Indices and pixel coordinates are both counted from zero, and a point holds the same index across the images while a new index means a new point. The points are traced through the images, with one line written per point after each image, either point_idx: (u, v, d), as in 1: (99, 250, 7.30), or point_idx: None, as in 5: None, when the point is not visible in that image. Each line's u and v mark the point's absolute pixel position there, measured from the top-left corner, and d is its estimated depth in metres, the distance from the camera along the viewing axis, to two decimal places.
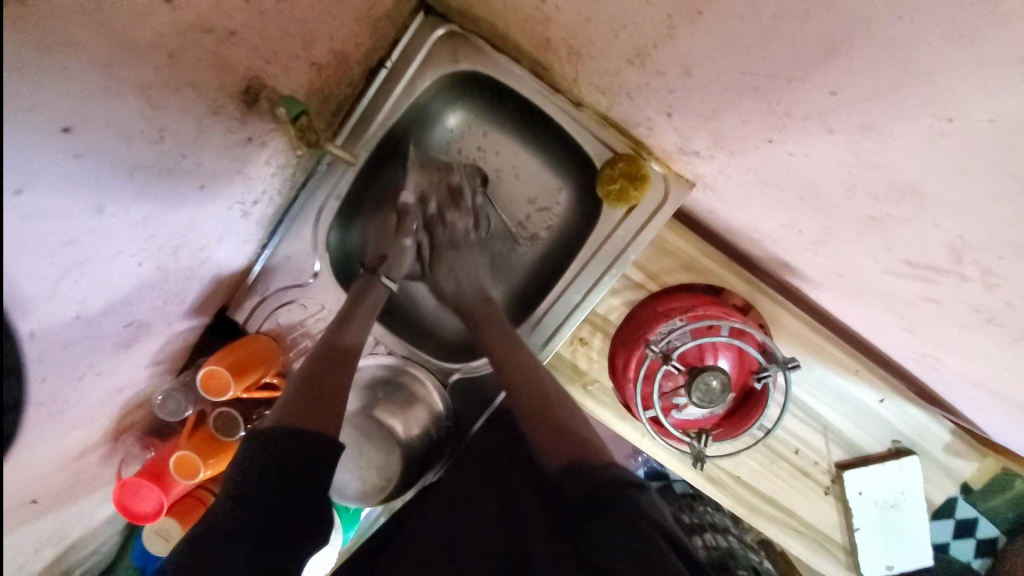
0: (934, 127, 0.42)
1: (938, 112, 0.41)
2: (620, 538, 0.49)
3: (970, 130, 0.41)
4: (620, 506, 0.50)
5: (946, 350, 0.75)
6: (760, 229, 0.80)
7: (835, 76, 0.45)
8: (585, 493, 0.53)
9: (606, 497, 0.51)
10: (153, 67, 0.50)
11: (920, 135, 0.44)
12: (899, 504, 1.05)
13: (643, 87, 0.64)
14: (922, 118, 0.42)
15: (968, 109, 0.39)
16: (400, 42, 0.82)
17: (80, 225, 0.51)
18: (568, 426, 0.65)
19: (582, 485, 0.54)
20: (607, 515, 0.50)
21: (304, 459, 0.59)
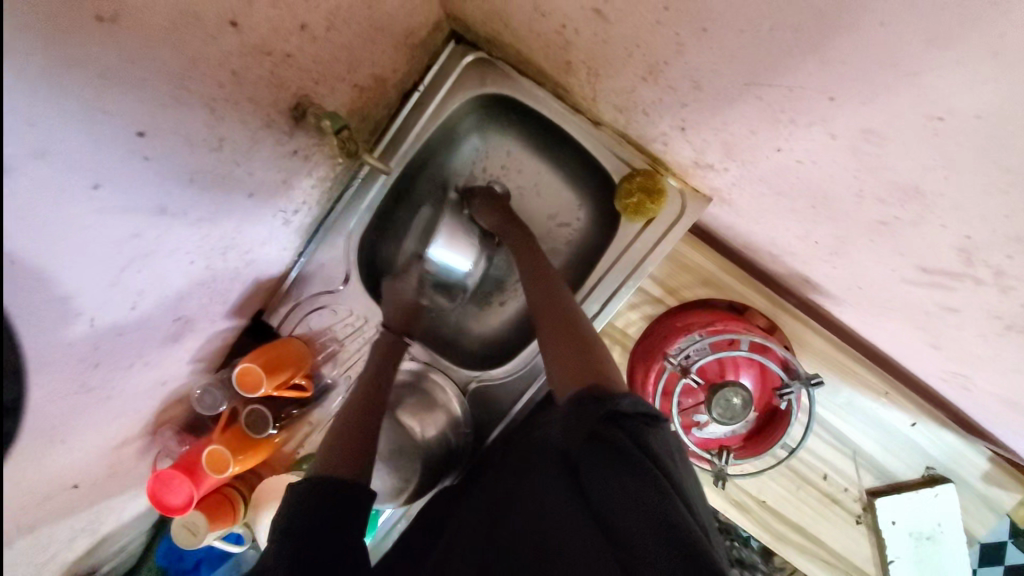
0: (927, 125, 0.44)
1: (930, 111, 0.42)
2: (620, 472, 0.54)
3: (964, 127, 0.42)
4: (619, 439, 0.56)
5: (975, 366, 0.73)
6: (777, 242, 0.81)
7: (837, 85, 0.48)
8: (590, 434, 0.58)
9: (607, 435, 0.57)
10: (218, 83, 0.57)
11: (914, 132, 0.45)
12: (935, 535, 0.99)
13: (657, 103, 0.68)
14: (918, 120, 0.44)
15: (956, 107, 0.41)
16: (433, 69, 0.89)
17: (145, 221, 0.57)
18: (584, 348, 0.71)
19: (586, 419, 0.59)
20: (608, 453, 0.56)
21: (337, 501, 0.62)
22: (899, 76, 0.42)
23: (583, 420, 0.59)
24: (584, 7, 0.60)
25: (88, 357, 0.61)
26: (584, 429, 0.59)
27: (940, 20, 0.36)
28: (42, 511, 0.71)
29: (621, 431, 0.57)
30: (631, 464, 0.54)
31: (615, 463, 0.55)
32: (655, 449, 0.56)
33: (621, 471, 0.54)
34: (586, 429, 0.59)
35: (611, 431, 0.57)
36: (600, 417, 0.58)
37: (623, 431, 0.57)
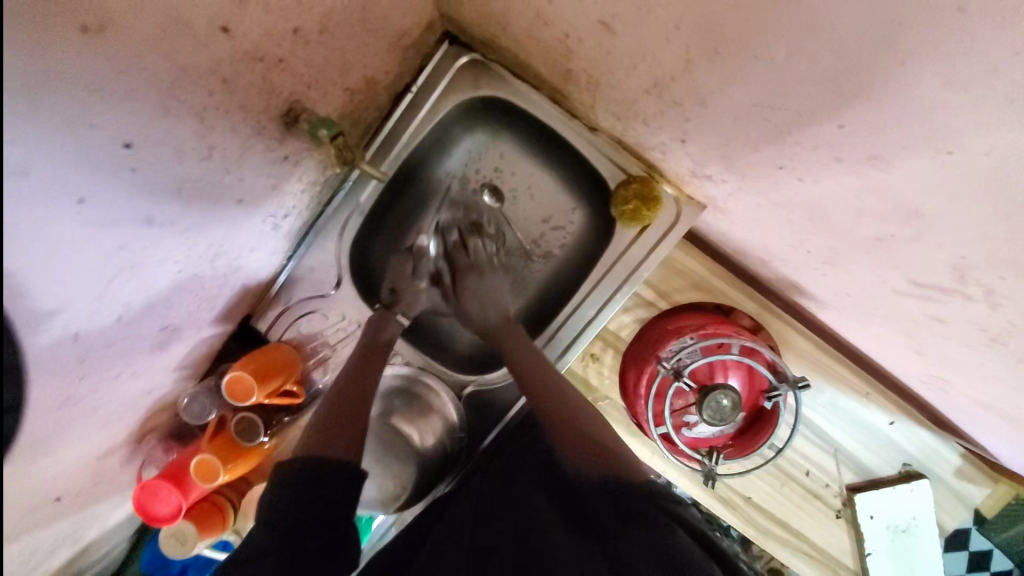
0: (935, 157, 0.45)
1: (940, 144, 0.43)
2: (650, 538, 0.54)
3: (969, 162, 0.43)
4: (651, 511, 0.57)
5: (956, 372, 0.76)
6: (770, 250, 0.83)
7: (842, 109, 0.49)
8: (617, 502, 0.59)
9: (636, 504, 0.58)
10: (209, 90, 0.54)
11: (927, 168, 0.46)
12: (910, 528, 1.04)
13: (659, 115, 0.67)
14: (925, 149, 0.45)
15: (963, 142, 0.42)
16: (426, 69, 0.87)
17: (130, 233, 0.55)
18: (592, 429, 0.71)
19: (620, 493, 0.60)
20: (637, 521, 0.56)
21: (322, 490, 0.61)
22: (911, 112, 0.43)
23: (611, 492, 0.60)
24: (589, 18, 0.59)
25: (72, 372, 0.59)
26: (610, 503, 0.60)
27: (952, 55, 0.37)
28: (25, 529, 0.68)
29: (649, 500, 0.58)
30: (659, 528, 0.55)
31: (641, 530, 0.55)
32: (681, 514, 0.58)
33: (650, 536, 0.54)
34: (615, 502, 0.59)
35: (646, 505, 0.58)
36: (629, 490, 0.60)
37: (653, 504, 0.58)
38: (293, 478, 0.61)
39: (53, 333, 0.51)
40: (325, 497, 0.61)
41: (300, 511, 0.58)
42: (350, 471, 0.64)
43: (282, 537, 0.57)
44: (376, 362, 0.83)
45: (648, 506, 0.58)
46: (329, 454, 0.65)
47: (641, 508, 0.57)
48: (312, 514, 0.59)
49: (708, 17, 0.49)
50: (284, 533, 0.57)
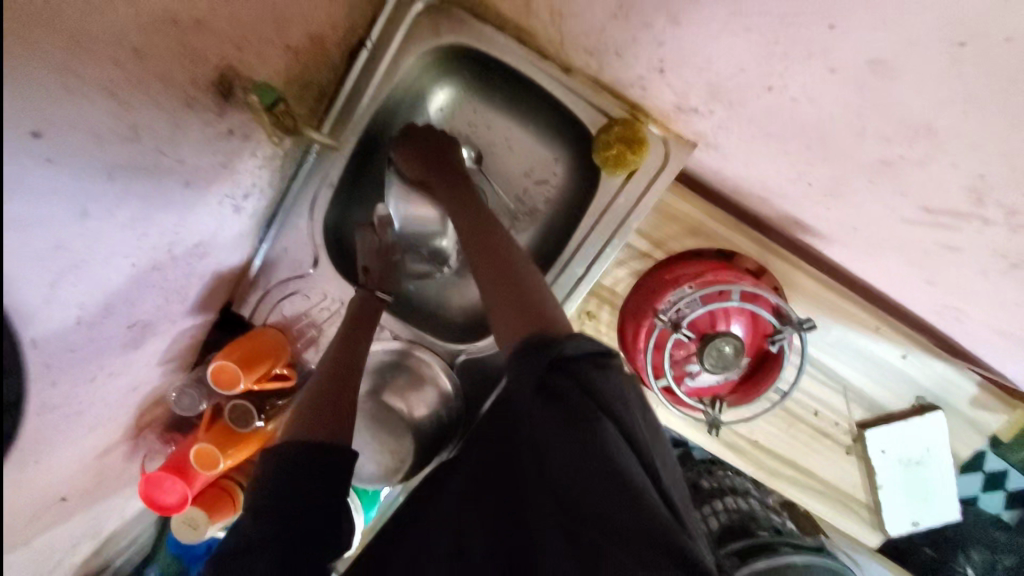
0: (944, 52, 0.42)
1: (951, 35, 0.41)
2: (586, 446, 0.45)
3: (982, 55, 0.41)
4: (581, 419, 0.46)
5: (972, 301, 0.71)
6: (768, 187, 0.76)
7: None
8: (545, 405, 0.47)
9: (568, 403, 0.47)
10: (117, 62, 0.48)
11: (931, 66, 0.44)
12: (924, 460, 1.02)
13: (633, 43, 0.60)
14: (932, 41, 0.42)
15: (980, 31, 0.40)
16: (379, 19, 0.79)
17: (64, 232, 0.51)
18: (532, 300, 0.59)
19: (527, 374, 0.49)
20: (571, 426, 0.46)
21: (314, 466, 0.58)
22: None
23: (540, 398, 0.48)
24: None
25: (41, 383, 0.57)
26: (526, 385, 0.49)
27: None
28: (30, 532, 0.69)
29: (570, 378, 0.48)
30: (584, 429, 0.45)
31: (575, 434, 0.45)
32: (617, 410, 0.47)
33: (581, 443, 0.45)
34: (526, 381, 0.49)
35: (558, 382, 0.48)
36: (554, 386, 0.48)
37: (571, 383, 0.48)
38: (282, 461, 0.58)
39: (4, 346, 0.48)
40: (312, 475, 0.58)
41: (287, 492, 0.56)
42: (347, 452, 0.62)
43: (271, 519, 0.54)
44: (364, 341, 0.80)
45: (568, 392, 0.48)
46: (321, 438, 0.62)
47: (556, 396, 0.47)
48: (314, 499, 0.56)
49: None
50: (273, 514, 0.54)
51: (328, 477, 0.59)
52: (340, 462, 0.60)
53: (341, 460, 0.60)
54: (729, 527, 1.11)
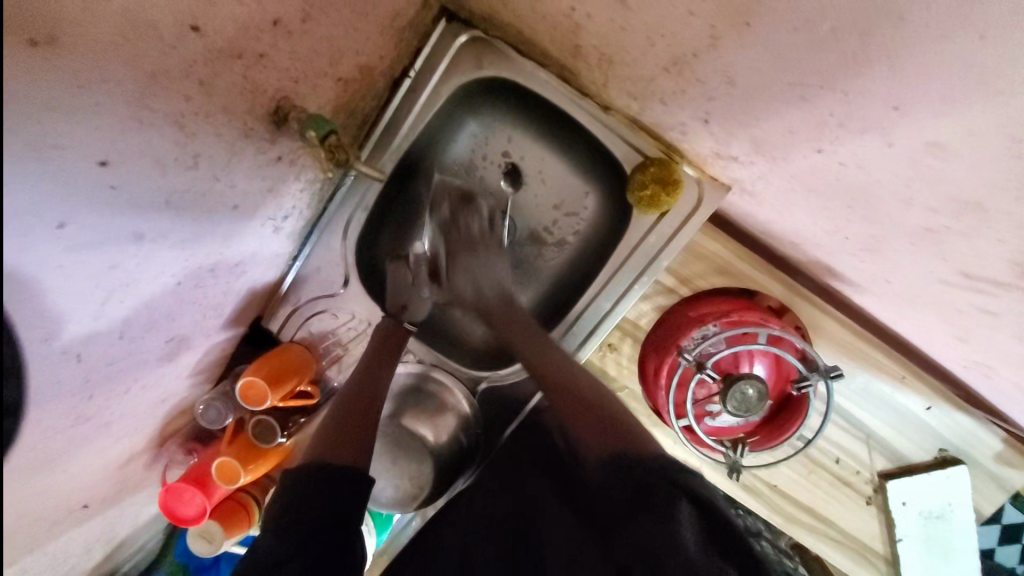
0: (1012, 148, 0.40)
1: (1019, 133, 0.39)
2: (655, 521, 0.53)
3: None
4: (660, 490, 0.55)
5: (1006, 363, 0.70)
6: (802, 235, 0.76)
7: (895, 89, 0.43)
8: (631, 486, 0.58)
9: (649, 487, 0.56)
10: (185, 95, 0.50)
11: (993, 153, 0.42)
12: (945, 514, 1.00)
13: (680, 94, 0.61)
14: (997, 134, 0.40)
15: None
16: (424, 51, 0.81)
17: (120, 253, 0.53)
18: (585, 399, 0.72)
19: (628, 477, 0.58)
20: (644, 508, 0.55)
21: (340, 489, 0.60)
22: (970, 84, 0.38)
23: (625, 479, 0.59)
24: None
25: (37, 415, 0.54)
26: (623, 494, 0.58)
27: None
28: (48, 538, 0.70)
29: (659, 479, 0.56)
30: (665, 513, 0.53)
31: (645, 516, 0.54)
32: (695, 486, 0.55)
33: (652, 523, 0.53)
34: (626, 482, 0.58)
35: (652, 478, 0.56)
36: (643, 472, 0.57)
37: (662, 476, 0.56)
38: (306, 478, 0.60)
39: (37, 366, 0.49)
40: (329, 496, 0.59)
41: (304, 510, 0.56)
42: (365, 478, 0.63)
43: (288, 539, 0.54)
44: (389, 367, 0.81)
45: (660, 487, 0.56)
46: (338, 463, 0.62)
47: (652, 489, 0.56)
48: (314, 513, 0.56)
49: None
50: (292, 534, 0.54)
51: (344, 500, 0.59)
52: (356, 488, 0.61)
53: (356, 484, 0.61)
54: None
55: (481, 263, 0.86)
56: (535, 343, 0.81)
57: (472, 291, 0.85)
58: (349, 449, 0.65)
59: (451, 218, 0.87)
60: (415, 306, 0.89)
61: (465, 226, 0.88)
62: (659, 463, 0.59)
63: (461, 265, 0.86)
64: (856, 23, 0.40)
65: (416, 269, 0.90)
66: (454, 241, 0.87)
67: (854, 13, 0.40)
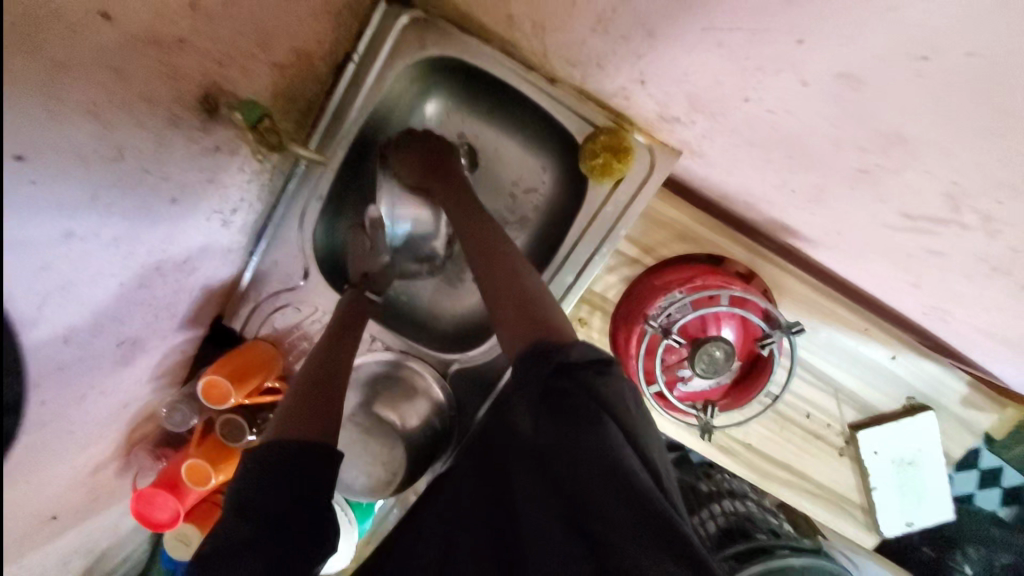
0: (909, 67, 0.43)
1: (913, 51, 0.41)
2: (582, 437, 0.50)
3: (946, 65, 0.41)
4: (579, 405, 0.51)
5: (958, 303, 0.72)
6: (753, 193, 0.77)
7: (798, 18, 0.44)
8: (549, 397, 0.53)
9: (562, 393, 0.53)
10: (101, 84, 0.48)
11: (894, 77, 0.44)
12: (916, 460, 1.03)
13: (613, 54, 0.61)
14: (896, 57, 0.42)
15: (940, 44, 0.40)
16: (366, 34, 0.79)
17: (51, 253, 0.51)
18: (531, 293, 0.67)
19: (537, 378, 0.55)
20: (568, 414, 0.51)
21: (303, 462, 0.58)
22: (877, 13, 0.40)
23: (537, 383, 0.54)
24: None
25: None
26: (538, 388, 0.54)
27: None
28: (18, 553, 0.69)
29: (581, 392, 0.52)
30: (591, 429, 0.50)
31: (571, 421, 0.51)
32: (616, 402, 0.52)
33: (580, 425, 0.50)
34: (537, 386, 0.55)
35: (566, 386, 0.53)
36: (552, 371, 0.54)
37: (579, 386, 0.52)
38: (272, 458, 0.57)
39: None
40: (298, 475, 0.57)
41: (270, 496, 0.54)
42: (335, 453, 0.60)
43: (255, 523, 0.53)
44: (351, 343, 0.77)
45: (582, 402, 0.52)
46: (301, 437, 0.60)
47: (572, 405, 0.52)
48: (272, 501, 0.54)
49: None
50: (258, 519, 0.53)
51: (314, 474, 0.57)
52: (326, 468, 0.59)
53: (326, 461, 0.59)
54: (727, 530, 1.10)
55: (450, 252, 0.79)
56: (489, 254, 0.71)
57: (436, 278, 0.80)
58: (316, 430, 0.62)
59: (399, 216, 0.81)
60: (377, 272, 0.87)
61: (414, 203, 0.81)
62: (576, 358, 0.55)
63: (426, 254, 0.80)
64: None
65: (375, 237, 0.84)
66: (417, 222, 0.80)
67: None
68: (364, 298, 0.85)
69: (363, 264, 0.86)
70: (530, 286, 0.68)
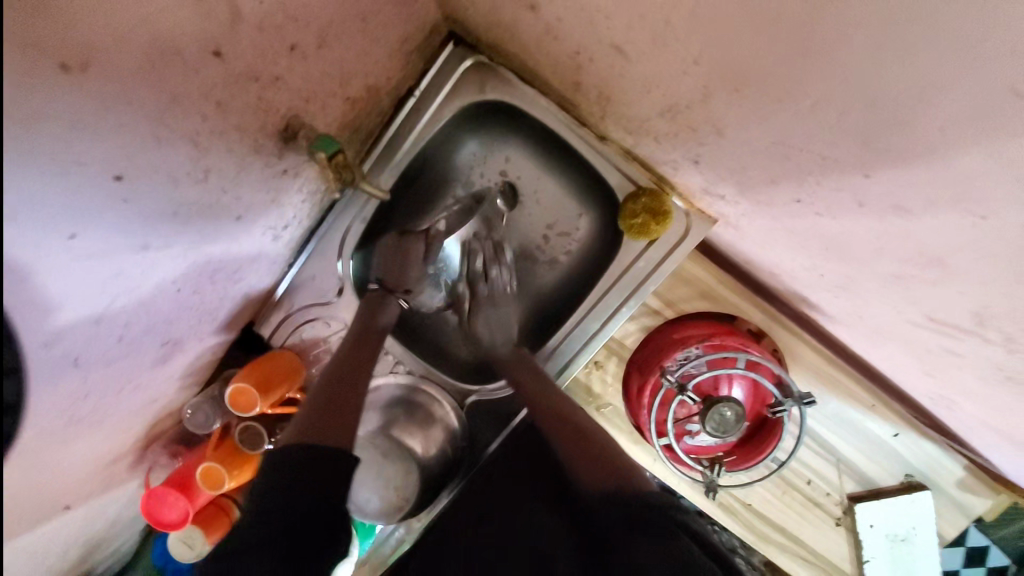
0: (965, 221, 0.45)
1: (971, 209, 0.44)
2: (661, 546, 0.51)
3: (1003, 227, 0.43)
4: (661, 519, 0.54)
5: (965, 396, 0.75)
6: (783, 268, 0.81)
7: (869, 156, 0.48)
8: (627, 511, 0.56)
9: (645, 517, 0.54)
10: (202, 115, 0.52)
11: (947, 208, 0.46)
12: (910, 538, 1.04)
13: (672, 136, 0.68)
14: (952, 209, 0.45)
15: (997, 211, 0.42)
16: (428, 73, 0.84)
17: (126, 262, 0.54)
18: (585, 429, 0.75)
19: (623, 503, 0.57)
20: (647, 532, 0.53)
21: (312, 472, 0.57)
22: (918, 149, 0.44)
23: (620, 505, 0.57)
24: (602, 42, 0.61)
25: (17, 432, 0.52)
26: (617, 512, 0.56)
27: (992, 104, 0.35)
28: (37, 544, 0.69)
29: (662, 513, 0.55)
30: (670, 540, 0.52)
31: (650, 536, 0.52)
32: (694, 528, 0.55)
33: (659, 543, 0.51)
34: (616, 504, 0.57)
35: (648, 510, 0.55)
36: (642, 503, 0.56)
37: (660, 510, 0.55)
38: (283, 464, 0.58)
39: (38, 369, 0.50)
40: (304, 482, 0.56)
41: (275, 495, 0.55)
42: (349, 458, 0.61)
43: (263, 523, 0.53)
44: (371, 362, 0.80)
45: (661, 520, 0.54)
46: (324, 443, 0.62)
47: (654, 520, 0.54)
48: (301, 506, 0.54)
49: (728, 54, 0.50)
50: (266, 519, 0.53)
51: (320, 484, 0.57)
52: (338, 468, 0.59)
53: (336, 464, 0.60)
54: None
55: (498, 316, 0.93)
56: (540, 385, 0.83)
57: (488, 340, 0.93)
58: (337, 434, 0.65)
59: (478, 271, 0.93)
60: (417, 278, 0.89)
61: (490, 278, 0.93)
62: (657, 496, 0.58)
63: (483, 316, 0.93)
64: (817, 84, 0.46)
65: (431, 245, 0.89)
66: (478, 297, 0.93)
67: (819, 84, 0.46)
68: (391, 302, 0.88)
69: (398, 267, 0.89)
70: (577, 425, 0.77)
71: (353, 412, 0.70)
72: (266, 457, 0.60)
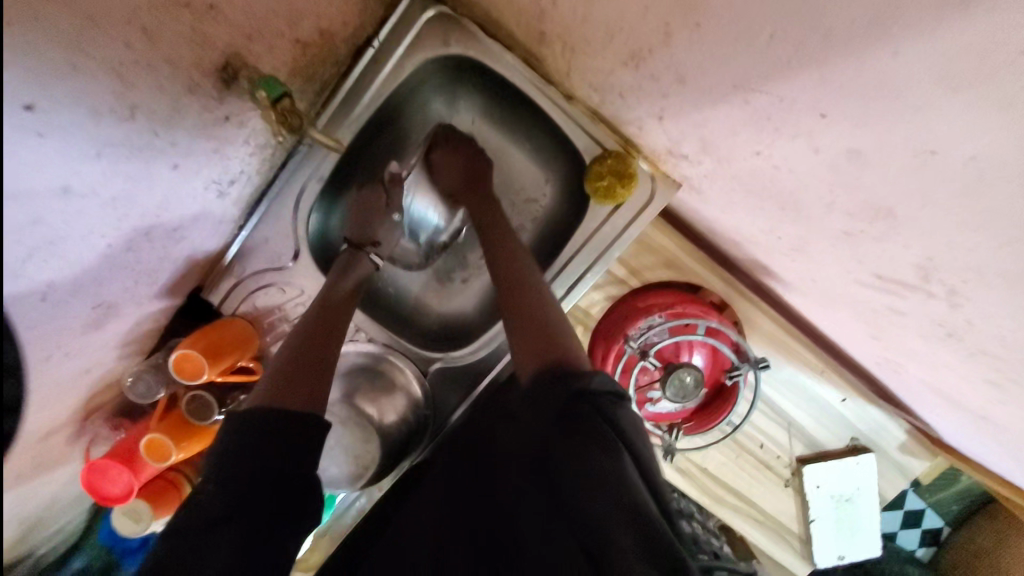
0: (918, 157, 0.45)
1: (923, 146, 0.44)
2: (600, 465, 0.51)
3: (951, 162, 0.44)
4: (598, 426, 0.54)
5: (906, 357, 0.79)
6: (741, 233, 0.82)
7: (826, 100, 0.49)
8: (565, 421, 0.55)
9: (578, 414, 0.55)
10: (126, 41, 0.47)
11: (902, 162, 0.47)
12: (853, 498, 1.11)
13: (637, 89, 0.68)
14: (908, 147, 0.45)
15: (947, 146, 0.43)
16: (389, 21, 0.79)
17: (46, 208, 0.48)
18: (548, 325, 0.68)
19: (555, 396, 0.57)
20: (585, 441, 0.53)
21: (280, 430, 0.55)
22: (877, 95, 0.44)
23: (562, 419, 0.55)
24: None
25: None
26: (559, 425, 0.55)
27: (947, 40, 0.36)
28: None
29: (598, 416, 0.55)
30: (609, 456, 0.52)
31: (588, 454, 0.52)
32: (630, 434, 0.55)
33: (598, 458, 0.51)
34: (552, 409, 0.57)
35: (587, 419, 0.55)
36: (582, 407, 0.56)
37: (595, 408, 0.55)
38: (245, 425, 0.55)
39: None
40: (271, 443, 0.54)
41: (240, 456, 0.52)
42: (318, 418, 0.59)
43: (229, 486, 0.51)
44: (343, 319, 0.76)
45: (597, 426, 0.54)
46: (289, 406, 0.59)
47: (591, 430, 0.53)
48: (270, 469, 0.52)
49: None
50: (233, 482, 0.51)
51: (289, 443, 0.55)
52: (308, 430, 0.57)
53: (306, 425, 0.57)
54: None
55: None
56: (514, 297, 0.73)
57: None
58: (304, 398, 0.61)
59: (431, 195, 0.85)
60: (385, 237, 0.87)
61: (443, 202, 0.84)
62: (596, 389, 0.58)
63: None
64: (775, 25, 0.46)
65: (394, 192, 0.84)
66: None
67: (777, 27, 0.46)
68: (361, 260, 0.83)
69: (367, 214, 0.84)
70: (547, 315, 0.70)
71: (321, 375, 0.66)
72: (228, 415, 0.57)
